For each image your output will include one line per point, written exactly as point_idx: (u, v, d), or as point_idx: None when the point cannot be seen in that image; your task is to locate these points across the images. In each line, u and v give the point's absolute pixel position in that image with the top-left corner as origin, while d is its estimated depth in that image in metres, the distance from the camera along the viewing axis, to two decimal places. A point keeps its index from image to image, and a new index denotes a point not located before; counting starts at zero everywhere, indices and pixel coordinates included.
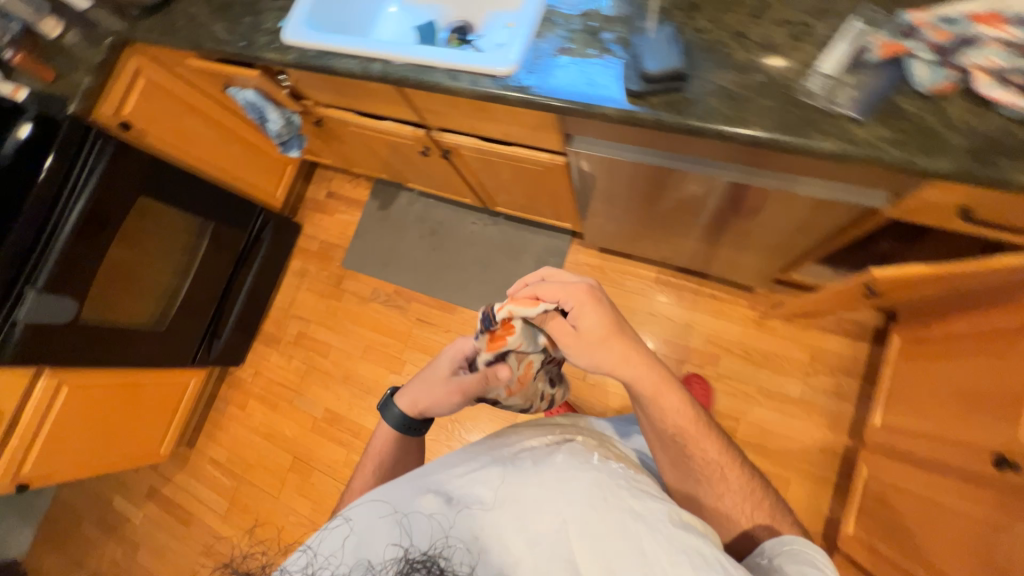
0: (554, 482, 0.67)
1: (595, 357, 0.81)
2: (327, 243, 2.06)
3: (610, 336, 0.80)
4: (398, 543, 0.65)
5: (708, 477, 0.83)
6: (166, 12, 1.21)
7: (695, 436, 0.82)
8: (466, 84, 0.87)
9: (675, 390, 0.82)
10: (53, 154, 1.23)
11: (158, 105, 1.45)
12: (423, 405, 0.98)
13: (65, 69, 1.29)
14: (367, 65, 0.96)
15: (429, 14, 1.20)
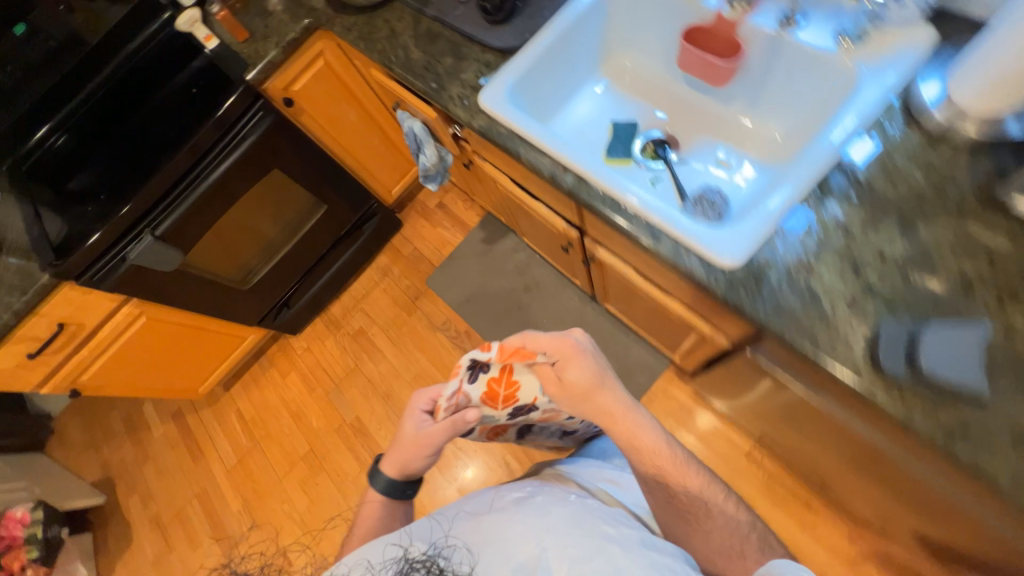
0: (531, 504, 0.77)
1: (581, 409, 0.87)
2: (419, 253, 2.01)
3: (596, 390, 0.84)
4: (400, 546, 0.72)
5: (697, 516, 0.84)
6: (371, 16, 1.14)
7: (673, 475, 0.83)
8: (666, 249, 0.73)
9: (653, 430, 0.84)
10: (216, 114, 1.22)
11: (325, 87, 1.42)
12: (402, 467, 0.93)
13: (258, 33, 1.27)
14: (558, 171, 0.84)
15: (634, 110, 1.05)
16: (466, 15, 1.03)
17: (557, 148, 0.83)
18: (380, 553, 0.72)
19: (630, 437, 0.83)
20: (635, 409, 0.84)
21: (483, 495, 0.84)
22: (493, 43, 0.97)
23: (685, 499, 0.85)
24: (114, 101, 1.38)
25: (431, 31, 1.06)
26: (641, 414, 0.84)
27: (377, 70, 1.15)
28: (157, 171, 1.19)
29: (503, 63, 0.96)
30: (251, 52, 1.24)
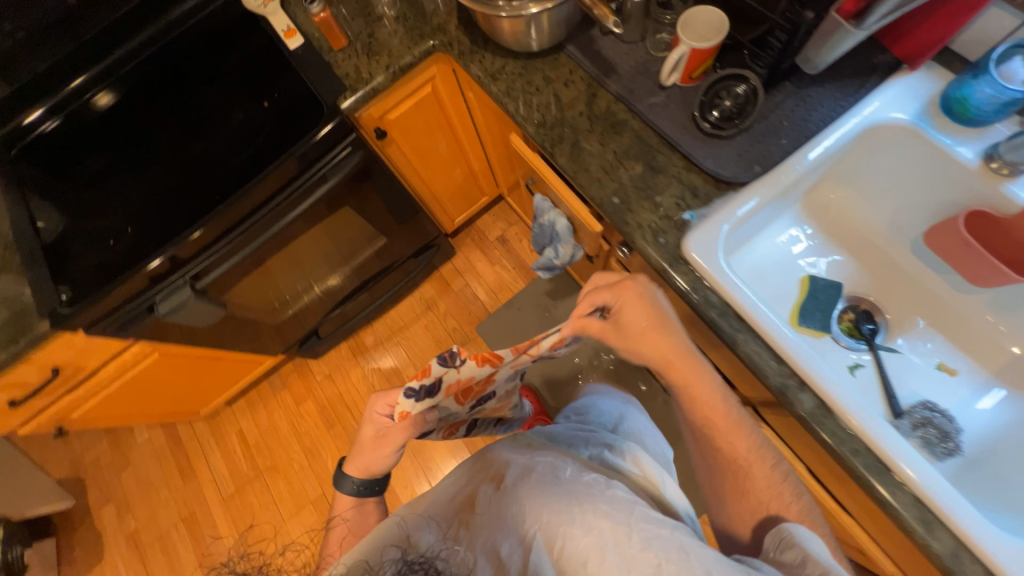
0: (561, 483, 0.51)
1: (634, 349, 0.68)
2: (471, 291, 1.79)
3: (654, 335, 0.66)
4: (398, 545, 0.49)
5: (744, 475, 0.64)
6: (525, 66, 0.87)
7: (729, 441, 0.65)
8: (943, 547, 0.56)
9: (713, 390, 0.65)
10: (297, 152, 0.93)
11: (423, 116, 1.13)
12: (363, 469, 0.72)
13: (361, 43, 0.96)
14: (790, 383, 0.64)
15: (834, 262, 0.85)
16: (669, 109, 0.78)
17: (799, 358, 0.64)
18: (369, 541, 0.51)
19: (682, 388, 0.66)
20: (706, 366, 0.67)
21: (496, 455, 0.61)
22: (708, 166, 0.73)
23: (727, 459, 0.65)
24: (153, 84, 1.07)
25: (612, 115, 0.81)
26: (706, 367, 0.66)
27: (519, 139, 0.90)
28: (211, 214, 0.92)
29: (716, 196, 0.73)
30: (351, 72, 0.95)
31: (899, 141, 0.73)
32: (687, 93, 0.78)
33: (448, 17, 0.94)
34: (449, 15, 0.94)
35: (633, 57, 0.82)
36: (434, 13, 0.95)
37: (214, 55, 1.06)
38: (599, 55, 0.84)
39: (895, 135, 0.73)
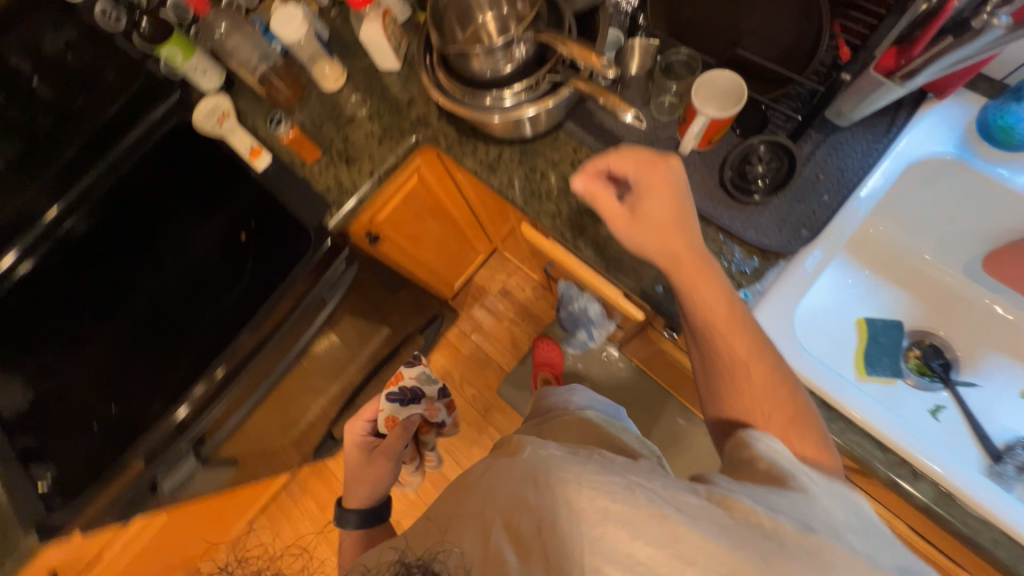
0: (518, 464, 0.43)
1: (636, 238, 0.58)
2: (483, 353, 1.69)
3: (672, 229, 0.57)
4: (393, 547, 0.46)
5: (742, 376, 0.53)
6: (523, 151, 0.80)
7: (732, 341, 0.54)
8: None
9: (716, 286, 0.56)
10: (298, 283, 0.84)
11: (413, 205, 1.05)
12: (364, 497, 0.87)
13: (336, 151, 0.88)
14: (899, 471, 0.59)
15: (889, 301, 0.80)
16: (694, 177, 0.71)
17: (900, 441, 0.59)
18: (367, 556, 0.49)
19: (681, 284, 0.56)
20: (707, 258, 0.57)
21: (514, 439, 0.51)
22: (751, 238, 0.67)
23: (721, 360, 0.55)
24: (114, 227, 0.95)
25: None
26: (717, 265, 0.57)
27: (530, 227, 0.82)
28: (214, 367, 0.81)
29: (767, 268, 0.67)
30: (333, 186, 0.86)
31: (940, 173, 0.69)
32: (706, 157, 0.71)
33: (428, 109, 0.87)
34: (429, 106, 0.87)
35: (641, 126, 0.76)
36: (411, 107, 0.88)
37: (179, 184, 0.99)
38: (602, 128, 0.78)
39: (934, 169, 0.68)
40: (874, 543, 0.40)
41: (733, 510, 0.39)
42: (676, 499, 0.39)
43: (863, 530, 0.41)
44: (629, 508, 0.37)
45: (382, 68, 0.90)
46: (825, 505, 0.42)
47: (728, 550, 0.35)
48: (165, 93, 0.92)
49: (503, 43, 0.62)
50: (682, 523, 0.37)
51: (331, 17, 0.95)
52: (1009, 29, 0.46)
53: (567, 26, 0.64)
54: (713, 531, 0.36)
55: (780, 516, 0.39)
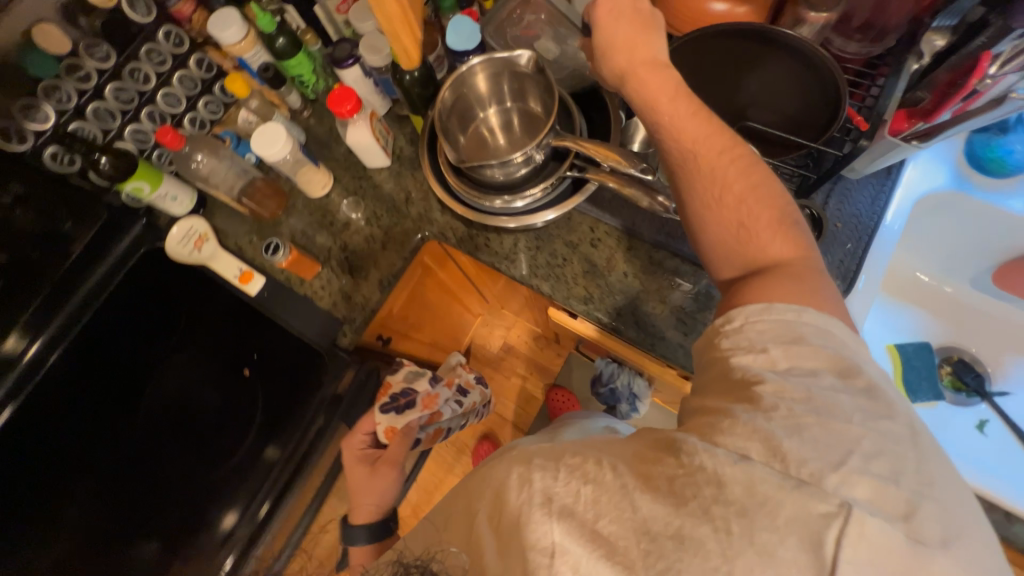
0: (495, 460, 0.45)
1: (605, 59, 0.53)
2: (497, 414, 1.62)
3: (639, 36, 0.51)
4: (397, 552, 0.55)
5: (717, 192, 0.46)
6: (539, 236, 0.77)
7: (717, 163, 0.46)
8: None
9: (698, 109, 0.48)
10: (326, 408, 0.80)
11: (420, 296, 0.99)
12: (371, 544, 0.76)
13: (336, 262, 0.82)
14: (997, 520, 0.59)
15: (912, 322, 0.83)
16: None
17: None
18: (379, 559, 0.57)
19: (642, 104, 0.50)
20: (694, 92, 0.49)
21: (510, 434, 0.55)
22: None
23: (702, 192, 0.47)
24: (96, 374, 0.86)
25: (662, 266, 0.73)
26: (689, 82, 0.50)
27: (558, 309, 0.79)
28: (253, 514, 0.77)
29: None
30: (340, 302, 0.79)
31: (943, 206, 0.72)
32: None
33: (429, 203, 0.82)
34: (429, 201, 0.82)
35: None
36: (409, 204, 0.83)
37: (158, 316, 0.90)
38: (618, 202, 0.76)
39: (936, 204, 0.72)
40: (855, 453, 0.31)
41: (669, 469, 0.34)
42: (636, 461, 0.37)
43: (849, 448, 0.31)
44: (561, 489, 0.37)
45: (371, 168, 0.84)
46: (798, 420, 0.33)
47: (643, 507, 0.33)
48: (130, 224, 0.84)
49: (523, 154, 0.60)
50: (624, 487, 0.35)
51: (304, 118, 0.90)
52: (961, 107, 0.54)
53: (578, 124, 0.65)
54: (637, 485, 0.35)
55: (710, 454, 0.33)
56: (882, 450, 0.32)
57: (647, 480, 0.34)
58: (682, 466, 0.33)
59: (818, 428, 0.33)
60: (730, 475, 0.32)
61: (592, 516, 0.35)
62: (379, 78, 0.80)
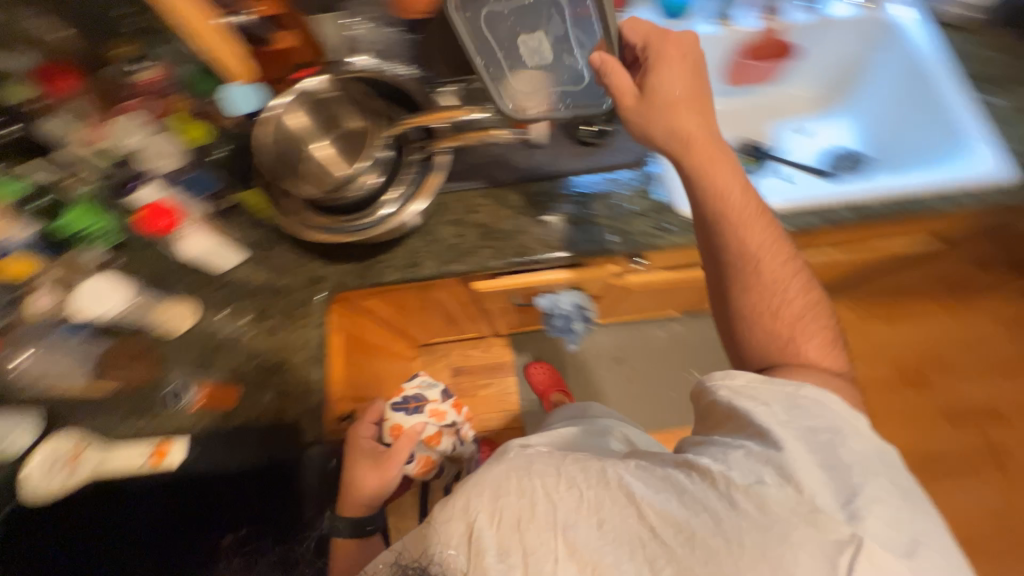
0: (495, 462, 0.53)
1: (651, 117, 0.60)
2: (487, 431, 1.59)
3: (686, 104, 0.60)
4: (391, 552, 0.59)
5: (757, 271, 0.57)
6: (425, 232, 0.81)
7: (766, 256, 0.58)
8: (966, 198, 0.80)
9: (763, 217, 0.59)
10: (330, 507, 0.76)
11: (353, 360, 0.95)
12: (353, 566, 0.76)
13: (250, 375, 0.74)
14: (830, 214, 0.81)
15: None
16: (561, 152, 0.84)
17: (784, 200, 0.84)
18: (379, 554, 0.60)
19: (705, 168, 0.59)
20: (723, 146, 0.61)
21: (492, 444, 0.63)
22: (629, 159, 0.82)
23: (739, 248, 0.58)
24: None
25: (534, 194, 0.83)
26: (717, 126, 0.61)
27: (478, 278, 0.85)
28: None
29: (655, 170, 0.83)
30: (283, 403, 0.73)
31: None
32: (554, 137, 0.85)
33: (309, 265, 0.80)
34: (308, 264, 0.80)
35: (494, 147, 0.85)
36: (291, 277, 0.79)
37: None
38: (467, 170, 0.84)
39: None
40: (850, 490, 0.40)
41: (688, 481, 0.44)
42: (661, 480, 0.45)
43: (834, 470, 0.41)
44: (567, 495, 0.47)
45: (226, 270, 0.78)
46: (792, 435, 0.44)
47: (652, 509, 0.44)
48: None
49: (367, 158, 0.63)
50: (632, 497, 0.45)
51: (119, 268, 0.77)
52: None
53: (393, 113, 0.69)
54: (655, 501, 0.44)
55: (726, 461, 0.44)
56: (835, 446, 0.43)
57: (663, 497, 0.44)
58: (693, 483, 0.44)
59: (789, 425, 0.45)
60: (737, 478, 0.42)
61: (594, 527, 0.45)
62: (185, 181, 0.76)
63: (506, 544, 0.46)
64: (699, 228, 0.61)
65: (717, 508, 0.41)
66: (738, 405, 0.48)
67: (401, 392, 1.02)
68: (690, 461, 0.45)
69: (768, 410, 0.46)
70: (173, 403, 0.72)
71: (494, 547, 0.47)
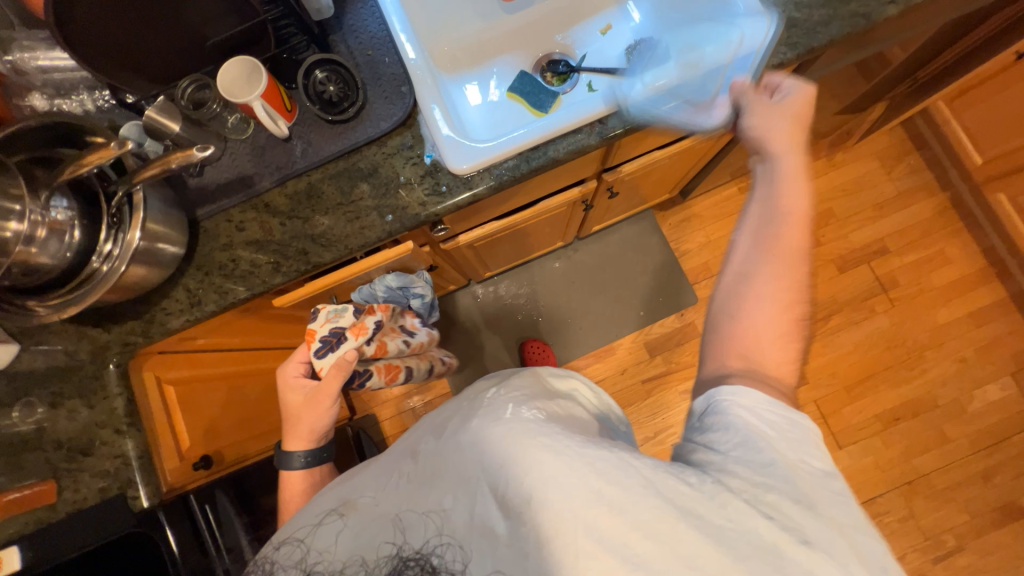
0: (494, 423, 0.57)
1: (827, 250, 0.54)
2: (420, 404, 1.63)
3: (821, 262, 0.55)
4: (392, 541, 0.57)
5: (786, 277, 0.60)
6: (198, 265, 0.76)
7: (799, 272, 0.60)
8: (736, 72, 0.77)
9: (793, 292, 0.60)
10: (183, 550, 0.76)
11: (204, 399, 0.93)
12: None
13: (65, 464, 0.72)
14: (603, 127, 0.77)
15: (502, 68, 1.00)
16: (316, 138, 0.77)
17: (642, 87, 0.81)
18: (357, 515, 0.60)
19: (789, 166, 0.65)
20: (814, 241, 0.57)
21: (457, 414, 0.65)
22: (384, 126, 0.76)
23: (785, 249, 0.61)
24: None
25: (299, 192, 0.77)
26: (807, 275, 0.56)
27: (276, 293, 0.81)
28: None
29: (418, 130, 0.77)
30: (104, 483, 0.72)
31: None
32: (302, 122, 0.77)
33: (91, 336, 0.75)
34: (90, 334, 0.75)
35: (243, 153, 0.77)
36: (78, 353, 0.75)
37: None
38: (221, 185, 0.77)
39: None
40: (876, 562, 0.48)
41: (702, 490, 0.50)
42: (681, 502, 0.49)
43: (862, 545, 0.48)
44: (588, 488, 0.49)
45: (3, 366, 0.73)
46: (817, 490, 0.51)
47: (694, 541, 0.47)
48: None
49: (35, 220, 0.57)
50: (676, 511, 0.48)
51: None
52: None
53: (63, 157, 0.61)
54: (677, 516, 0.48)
55: (731, 479, 0.51)
56: (801, 462, 0.52)
57: (685, 502, 0.49)
58: (701, 489, 0.50)
59: (778, 445, 0.53)
60: (743, 499, 0.49)
61: (619, 526, 0.47)
62: None
63: (515, 518, 0.51)
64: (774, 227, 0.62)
65: (712, 521, 0.48)
66: (740, 422, 0.55)
67: (316, 337, 0.78)
68: (698, 474, 0.52)
69: (758, 422, 0.54)
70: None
71: (503, 515, 0.52)
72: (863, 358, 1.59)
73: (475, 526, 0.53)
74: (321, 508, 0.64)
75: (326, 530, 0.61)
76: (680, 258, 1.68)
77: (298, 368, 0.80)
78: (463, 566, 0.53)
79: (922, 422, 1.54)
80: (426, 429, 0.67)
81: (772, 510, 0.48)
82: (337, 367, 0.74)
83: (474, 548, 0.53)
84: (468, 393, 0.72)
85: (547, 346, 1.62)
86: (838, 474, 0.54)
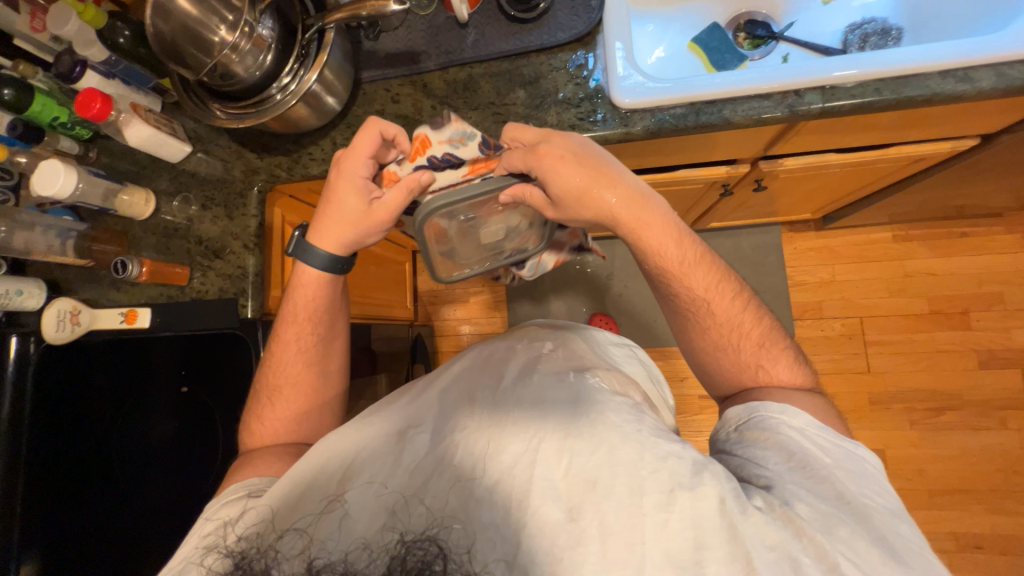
0: (564, 386, 0.54)
1: (707, 300, 0.61)
2: (476, 334, 1.66)
3: (697, 272, 0.61)
4: (393, 526, 0.44)
5: (711, 320, 0.61)
6: (349, 124, 0.80)
7: (715, 298, 0.61)
8: (991, 79, 0.63)
9: (732, 305, 0.61)
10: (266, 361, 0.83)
11: None
12: (288, 425, 0.67)
13: (200, 258, 0.83)
14: (797, 101, 0.68)
15: (695, 15, 0.90)
16: (490, 33, 0.76)
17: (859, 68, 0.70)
18: (359, 495, 0.46)
19: (632, 232, 0.59)
20: (707, 253, 0.62)
21: (506, 368, 0.59)
22: (561, 37, 0.73)
23: (687, 298, 0.61)
24: (42, 506, 0.79)
25: (457, 82, 0.77)
26: (696, 322, 0.63)
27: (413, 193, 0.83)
28: None
29: (593, 51, 0.74)
30: (224, 285, 0.82)
31: None
32: (483, 12, 0.76)
33: (247, 158, 0.83)
34: (246, 156, 0.83)
35: (419, 28, 0.78)
36: (232, 170, 0.84)
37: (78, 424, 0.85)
38: (390, 55, 0.79)
39: None
40: None
41: (774, 515, 0.45)
42: (760, 535, 0.43)
43: None
44: (660, 483, 0.45)
45: (175, 160, 0.83)
46: (885, 524, 0.45)
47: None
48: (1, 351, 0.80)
49: (242, 28, 0.61)
50: (737, 537, 0.43)
51: (95, 159, 0.86)
52: None
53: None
54: (745, 544, 0.42)
55: (798, 505, 0.46)
56: (864, 495, 0.48)
57: (757, 528, 0.43)
58: (766, 516, 0.44)
59: (836, 470, 0.49)
60: (815, 529, 0.44)
61: (691, 543, 0.43)
62: (122, 73, 0.78)
63: (577, 499, 0.44)
64: (663, 297, 0.64)
65: (780, 548, 0.42)
66: (801, 446, 0.52)
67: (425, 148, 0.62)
68: (762, 497, 0.47)
69: (813, 447, 0.52)
70: (120, 275, 0.78)
71: (563, 499, 0.45)
72: (965, 470, 1.36)
73: (528, 495, 0.45)
74: (306, 468, 0.50)
75: (324, 519, 0.45)
76: (791, 288, 1.50)
77: (367, 167, 0.63)
78: (468, 550, 0.42)
79: (1008, 561, 1.32)
80: (447, 387, 0.56)
81: (842, 546, 0.43)
82: (410, 187, 0.61)
83: (521, 536, 0.43)
84: (511, 343, 0.65)
85: (613, 325, 1.57)
86: (905, 513, 0.48)
